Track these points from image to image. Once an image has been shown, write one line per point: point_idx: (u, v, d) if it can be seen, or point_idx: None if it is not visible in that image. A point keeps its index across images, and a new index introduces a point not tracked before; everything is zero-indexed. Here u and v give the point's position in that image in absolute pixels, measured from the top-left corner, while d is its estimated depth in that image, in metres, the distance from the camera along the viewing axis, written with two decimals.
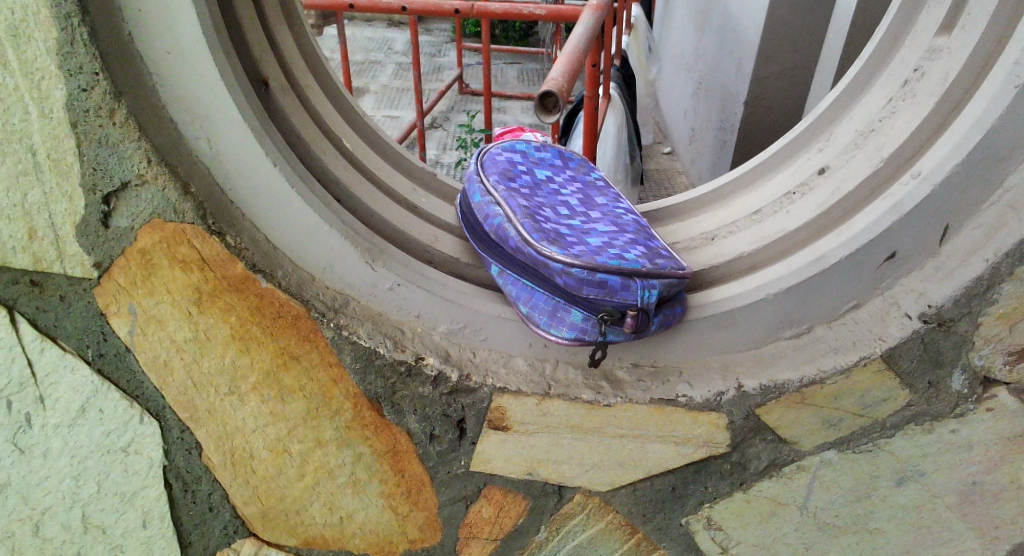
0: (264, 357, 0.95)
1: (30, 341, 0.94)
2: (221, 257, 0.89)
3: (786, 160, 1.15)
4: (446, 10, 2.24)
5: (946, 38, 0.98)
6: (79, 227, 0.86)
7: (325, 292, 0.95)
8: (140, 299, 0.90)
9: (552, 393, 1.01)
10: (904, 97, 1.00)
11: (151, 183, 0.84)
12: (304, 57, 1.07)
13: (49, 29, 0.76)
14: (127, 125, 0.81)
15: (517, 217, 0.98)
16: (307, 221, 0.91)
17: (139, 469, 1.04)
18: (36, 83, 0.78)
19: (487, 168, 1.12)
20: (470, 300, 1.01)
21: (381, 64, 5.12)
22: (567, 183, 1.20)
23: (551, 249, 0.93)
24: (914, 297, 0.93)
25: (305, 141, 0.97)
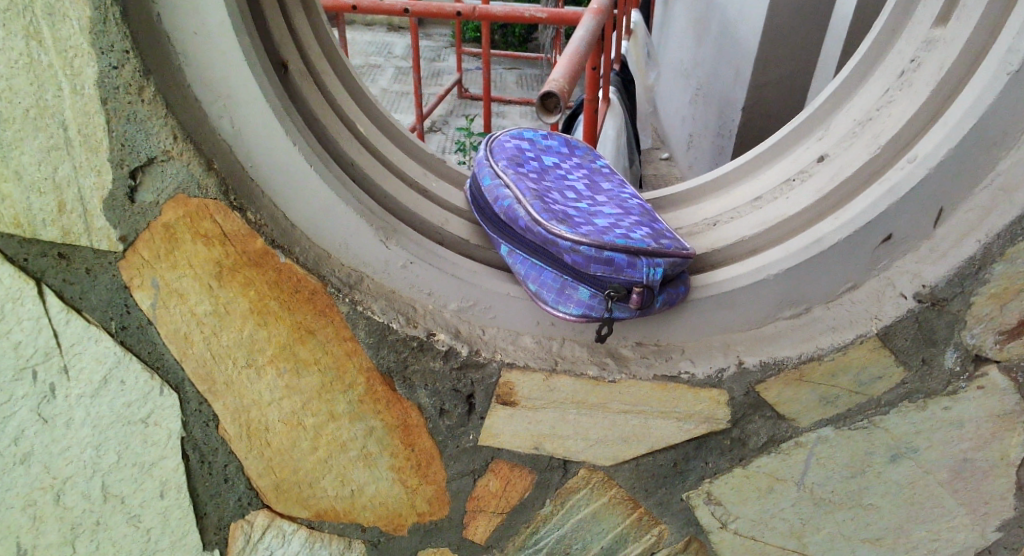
0: (281, 331, 0.99)
1: (55, 313, 0.96)
2: (242, 233, 0.92)
3: (788, 151, 1.19)
4: (449, 12, 2.28)
5: (941, 30, 1.02)
6: (106, 201, 0.89)
7: (341, 269, 0.98)
8: (163, 273, 0.94)
9: (559, 368, 1.05)
10: (901, 87, 1.04)
11: (177, 159, 0.88)
12: (321, 43, 1.11)
13: (83, 8, 0.78)
14: (155, 102, 0.84)
15: (525, 199, 1.02)
16: (323, 199, 0.94)
17: (157, 441, 1.07)
18: (69, 60, 0.81)
19: (496, 154, 1.16)
20: (479, 278, 1.05)
21: (380, 67, 5.19)
22: (572, 169, 1.23)
23: (559, 229, 0.96)
24: (909, 277, 0.97)
25: (323, 125, 1.01)
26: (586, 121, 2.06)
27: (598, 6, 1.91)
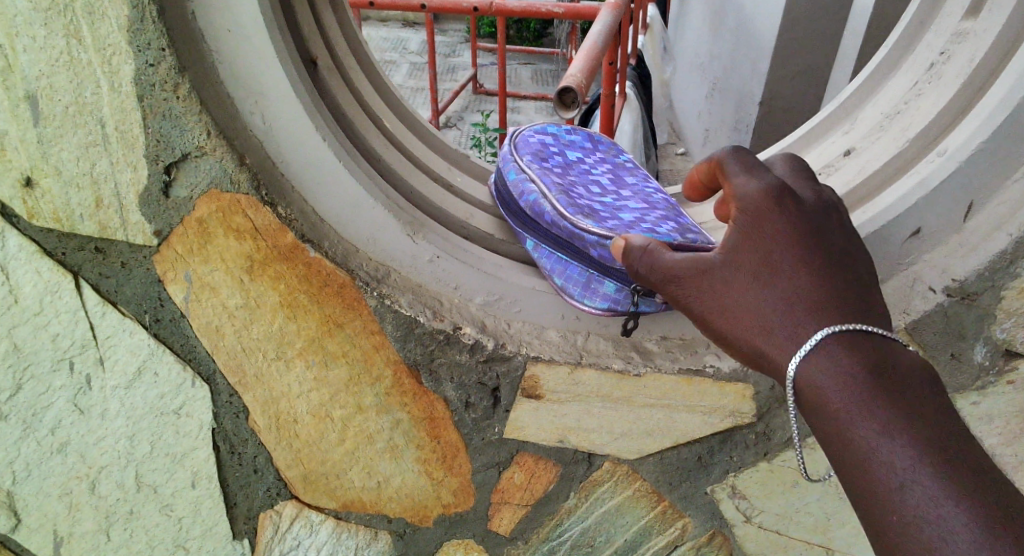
0: (310, 324, 1.00)
1: (91, 306, 0.98)
2: (272, 228, 0.94)
3: (814, 144, 1.19)
4: (466, 9, 2.30)
5: (972, 21, 1.01)
6: (142, 196, 0.90)
7: (369, 263, 1.00)
8: (196, 267, 0.95)
9: (584, 362, 1.06)
10: (930, 80, 1.03)
11: (211, 155, 0.89)
12: (348, 39, 1.12)
13: (121, 7, 0.79)
14: (190, 98, 0.86)
15: (551, 194, 1.03)
16: (352, 194, 0.96)
17: (189, 432, 1.09)
18: (106, 58, 0.82)
19: (521, 149, 1.17)
20: (505, 273, 1.06)
21: (397, 64, 5.20)
22: (596, 165, 1.24)
23: (585, 224, 0.97)
24: (938, 272, 0.96)
25: (351, 120, 1.03)
26: (604, 115, 2.06)
27: (615, 1, 1.91)
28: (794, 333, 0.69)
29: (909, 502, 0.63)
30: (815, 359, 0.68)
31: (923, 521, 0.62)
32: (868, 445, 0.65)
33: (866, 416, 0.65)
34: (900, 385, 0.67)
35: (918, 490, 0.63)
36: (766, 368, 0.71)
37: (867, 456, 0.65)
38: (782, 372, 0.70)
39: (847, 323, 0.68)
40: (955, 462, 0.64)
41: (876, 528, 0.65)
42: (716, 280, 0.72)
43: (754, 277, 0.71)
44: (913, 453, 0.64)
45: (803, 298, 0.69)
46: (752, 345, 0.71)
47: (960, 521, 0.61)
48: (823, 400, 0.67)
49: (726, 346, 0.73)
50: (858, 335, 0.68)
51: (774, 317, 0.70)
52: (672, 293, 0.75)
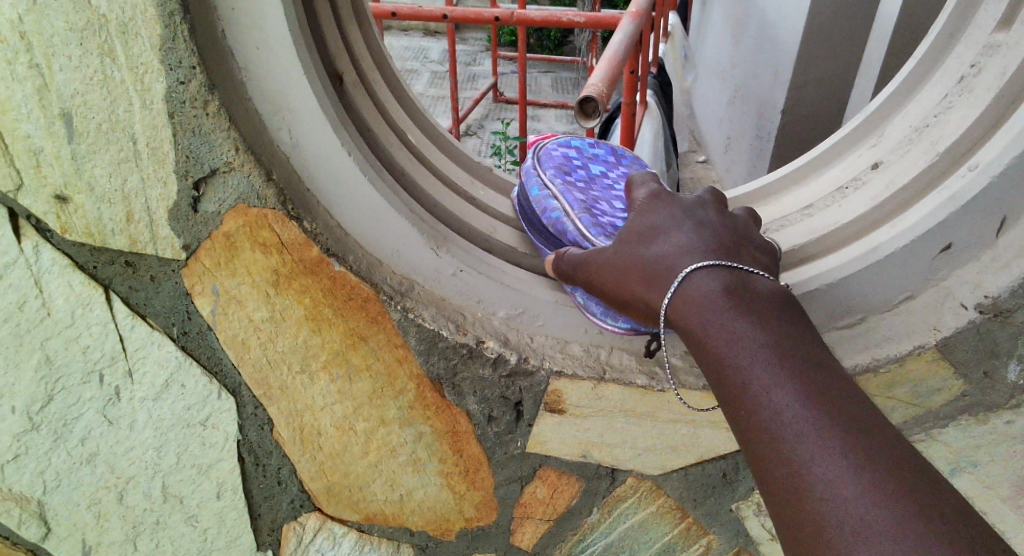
0: (334, 338, 1.01)
1: (121, 319, 1.00)
2: (298, 242, 0.94)
3: (811, 177, 1.21)
4: (485, 18, 2.30)
5: (1004, 33, 0.99)
6: (171, 211, 0.92)
7: (393, 276, 1.01)
8: (223, 280, 0.97)
9: (607, 377, 1.05)
10: (960, 93, 1.02)
11: (238, 170, 0.90)
12: (373, 53, 1.13)
13: (154, 27, 0.80)
14: (219, 115, 0.87)
15: (573, 214, 1.04)
16: (377, 209, 0.96)
17: (215, 443, 1.10)
18: (139, 76, 0.83)
19: (544, 163, 1.18)
20: (527, 287, 1.07)
21: (418, 73, 5.25)
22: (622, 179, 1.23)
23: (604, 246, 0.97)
24: (970, 288, 0.94)
25: (376, 135, 1.03)
26: (625, 124, 2.06)
27: (636, 10, 1.91)
28: (668, 274, 0.81)
29: (764, 402, 0.68)
30: (691, 288, 0.78)
31: (777, 420, 0.66)
32: (728, 349, 0.72)
33: (734, 335, 0.72)
34: (761, 309, 0.75)
35: (772, 393, 0.68)
36: (653, 313, 0.82)
37: (731, 362, 0.71)
38: (661, 308, 0.80)
39: (716, 265, 0.78)
40: (812, 373, 0.68)
41: (745, 437, 0.69)
42: (617, 258, 0.88)
43: (642, 244, 0.86)
44: (771, 362, 0.69)
45: (683, 243, 0.82)
46: (640, 294, 0.83)
47: (808, 429, 0.65)
48: (693, 322, 0.76)
49: (627, 305, 0.86)
50: (730, 277, 0.78)
51: (670, 261, 0.81)
52: (593, 275, 0.91)
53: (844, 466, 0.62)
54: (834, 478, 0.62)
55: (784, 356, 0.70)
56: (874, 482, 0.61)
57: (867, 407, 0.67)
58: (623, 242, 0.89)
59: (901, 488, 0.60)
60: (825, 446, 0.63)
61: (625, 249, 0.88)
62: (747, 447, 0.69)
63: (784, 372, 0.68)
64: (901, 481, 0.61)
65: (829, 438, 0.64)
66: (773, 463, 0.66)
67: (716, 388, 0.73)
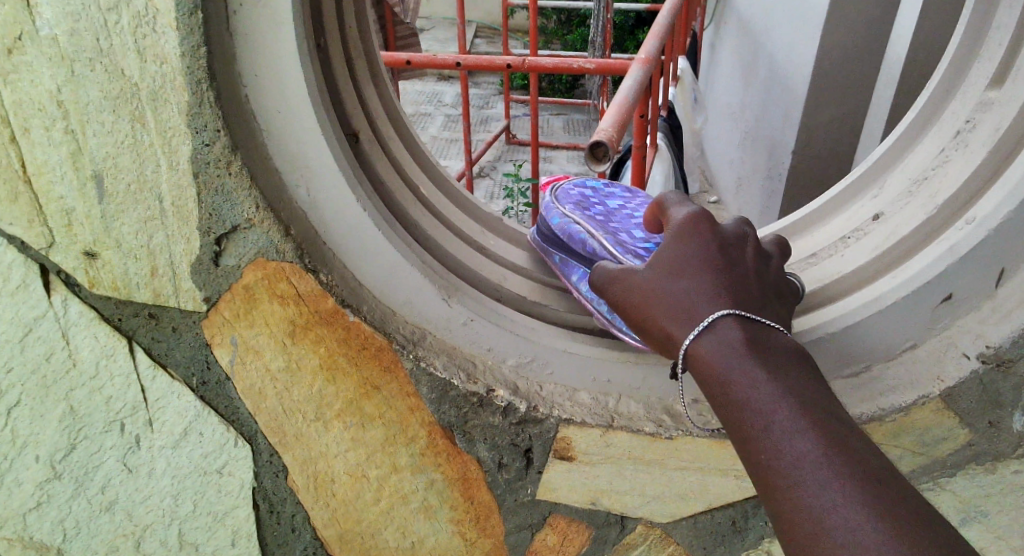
0: (348, 386, 1.04)
1: (143, 369, 1.03)
2: (314, 293, 0.98)
3: (803, 231, 1.24)
4: (498, 64, 2.37)
5: (997, 91, 1.03)
6: (193, 265, 0.96)
7: (405, 326, 1.03)
8: (241, 331, 1.00)
9: (615, 425, 1.07)
10: (957, 147, 1.05)
11: (258, 227, 0.94)
12: (387, 109, 1.18)
13: (182, 94, 0.85)
14: (241, 174, 0.91)
15: (597, 235, 1.11)
16: (391, 262, 0.99)
17: (230, 491, 1.12)
18: (167, 139, 0.87)
19: (564, 200, 1.26)
20: (536, 336, 1.09)
21: (430, 117, 5.36)
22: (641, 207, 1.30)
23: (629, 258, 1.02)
24: (972, 338, 0.96)
25: (390, 190, 1.07)
26: (635, 165, 2.10)
27: (644, 56, 1.96)
28: (689, 312, 0.80)
29: (783, 446, 0.68)
30: (712, 330, 0.78)
31: (795, 465, 0.67)
32: (748, 392, 0.72)
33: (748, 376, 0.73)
34: (779, 356, 0.75)
35: (793, 438, 0.68)
36: (671, 348, 0.81)
37: (750, 406, 0.71)
38: (680, 346, 0.80)
39: (738, 311, 0.78)
40: (828, 421, 0.69)
41: (759, 476, 0.70)
42: (637, 284, 0.86)
43: (667, 275, 0.84)
44: (793, 410, 0.70)
45: (707, 284, 0.81)
46: (660, 327, 0.82)
47: (829, 477, 0.65)
48: (713, 363, 0.76)
49: (645, 333, 0.85)
50: (752, 323, 0.78)
51: (692, 300, 0.80)
52: (616, 297, 0.89)
53: (862, 515, 0.63)
54: (851, 525, 0.63)
55: (801, 400, 0.71)
56: (892, 532, 0.62)
57: (882, 459, 0.67)
58: (647, 269, 0.87)
59: (917, 537, 0.61)
60: (844, 494, 0.64)
61: (650, 278, 0.85)
62: (760, 487, 0.70)
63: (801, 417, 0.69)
64: (917, 532, 0.61)
65: (847, 486, 0.64)
66: (789, 507, 0.66)
67: (729, 429, 0.74)
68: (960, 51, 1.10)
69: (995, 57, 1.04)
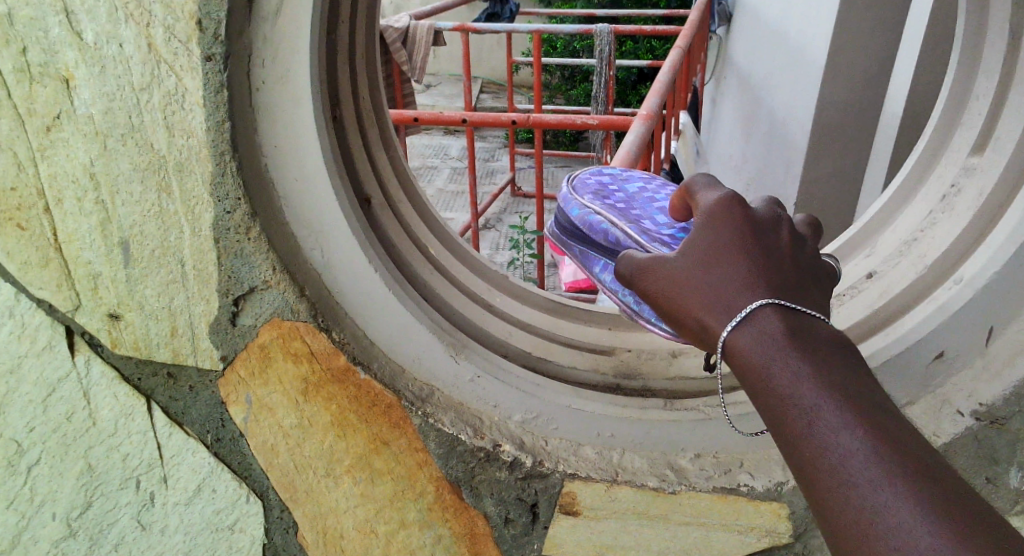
0: (359, 442, 1.06)
1: (160, 427, 1.07)
2: (327, 351, 1.01)
3: None
4: (503, 121, 2.46)
5: (979, 157, 1.08)
6: (211, 325, 1.00)
7: (414, 383, 1.06)
8: (256, 389, 1.04)
9: (620, 479, 1.09)
10: (944, 210, 1.10)
11: (275, 288, 0.98)
12: (398, 173, 1.24)
13: (206, 165, 0.90)
14: (260, 239, 0.95)
15: (621, 221, 1.03)
16: (401, 321, 1.03)
17: (241, 547, 1.14)
18: (191, 207, 0.92)
19: (581, 190, 1.16)
20: (545, 392, 1.11)
21: (437, 171, 5.47)
22: (662, 192, 1.17)
23: (661, 243, 0.94)
24: (965, 395, 0.98)
25: (400, 251, 1.12)
26: None
27: (647, 111, 2.03)
28: (729, 306, 0.71)
29: (831, 447, 0.62)
30: (751, 322, 0.70)
31: (844, 468, 0.61)
32: (792, 389, 0.65)
33: (793, 371, 0.65)
34: (824, 348, 0.68)
35: (841, 438, 0.62)
36: (706, 340, 0.73)
37: (794, 404, 0.65)
38: (716, 338, 0.72)
39: (780, 299, 0.70)
40: (881, 419, 0.62)
41: (805, 478, 0.63)
42: (668, 272, 0.78)
43: (701, 264, 0.75)
44: (841, 408, 0.63)
45: (747, 272, 0.72)
46: (694, 319, 0.74)
47: (882, 478, 0.59)
48: (751, 358, 0.68)
49: (678, 324, 0.77)
50: (794, 312, 0.70)
51: (730, 289, 0.72)
52: (646, 288, 0.80)
53: (920, 522, 0.57)
54: (908, 534, 0.57)
55: (850, 397, 0.64)
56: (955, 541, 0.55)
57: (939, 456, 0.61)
58: (679, 256, 0.78)
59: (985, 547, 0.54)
60: (899, 499, 0.58)
61: (684, 268, 0.76)
62: (805, 489, 0.64)
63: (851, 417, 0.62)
64: (985, 541, 0.55)
65: (903, 491, 0.58)
66: (837, 512, 0.60)
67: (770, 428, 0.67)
68: (939, 124, 1.18)
69: (975, 126, 1.10)
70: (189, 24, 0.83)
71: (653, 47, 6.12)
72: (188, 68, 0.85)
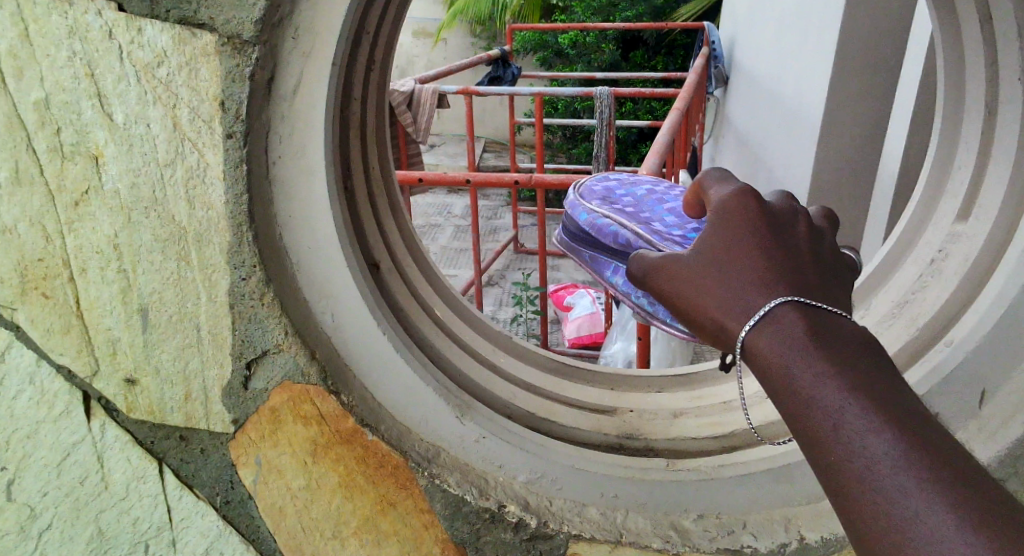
0: (365, 504, 1.07)
1: (171, 490, 1.10)
2: (335, 413, 1.04)
3: None
4: (506, 181, 2.52)
5: (963, 224, 1.13)
6: (224, 389, 1.03)
7: (421, 444, 1.08)
8: (266, 451, 1.06)
9: (623, 540, 1.09)
10: (932, 274, 1.14)
11: (286, 351, 1.01)
12: (405, 237, 1.29)
13: (223, 234, 0.94)
14: (273, 304, 0.98)
15: (631, 223, 1.13)
16: (408, 383, 1.06)
17: None
18: (208, 273, 0.96)
19: (589, 197, 1.28)
20: (546, 452, 1.12)
21: (440, 228, 5.57)
22: (665, 192, 1.27)
23: (671, 243, 1.03)
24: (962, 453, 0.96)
25: (408, 313, 1.16)
26: None
27: (648, 171, 2.10)
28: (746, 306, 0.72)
29: (858, 450, 0.62)
30: (770, 323, 0.70)
31: (871, 472, 0.62)
32: (815, 391, 0.66)
33: (815, 374, 0.66)
34: (845, 346, 0.68)
35: (868, 441, 0.62)
36: (723, 340, 0.74)
37: (818, 406, 0.65)
38: (735, 339, 0.73)
39: (798, 297, 0.71)
40: (908, 420, 0.63)
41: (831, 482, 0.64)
42: (685, 274, 0.79)
43: (716, 263, 0.77)
44: (865, 410, 0.63)
45: (762, 272, 0.73)
46: (710, 319, 0.75)
47: (909, 482, 0.60)
48: (772, 360, 0.69)
49: (694, 325, 0.78)
50: (814, 311, 0.71)
51: (747, 290, 0.73)
52: (661, 288, 0.82)
53: (953, 526, 0.58)
54: (939, 536, 0.58)
55: (875, 398, 0.64)
56: (988, 543, 0.56)
57: (966, 457, 0.62)
58: (694, 256, 0.79)
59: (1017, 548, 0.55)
60: (928, 504, 0.59)
61: (697, 264, 0.78)
62: (830, 489, 0.65)
63: (877, 420, 0.63)
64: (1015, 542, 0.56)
65: (930, 490, 0.59)
66: (866, 515, 0.62)
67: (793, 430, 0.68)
68: (926, 193, 1.24)
69: (958, 194, 1.15)
70: (212, 105, 0.88)
71: (651, 107, 6.28)
72: (209, 144, 0.90)
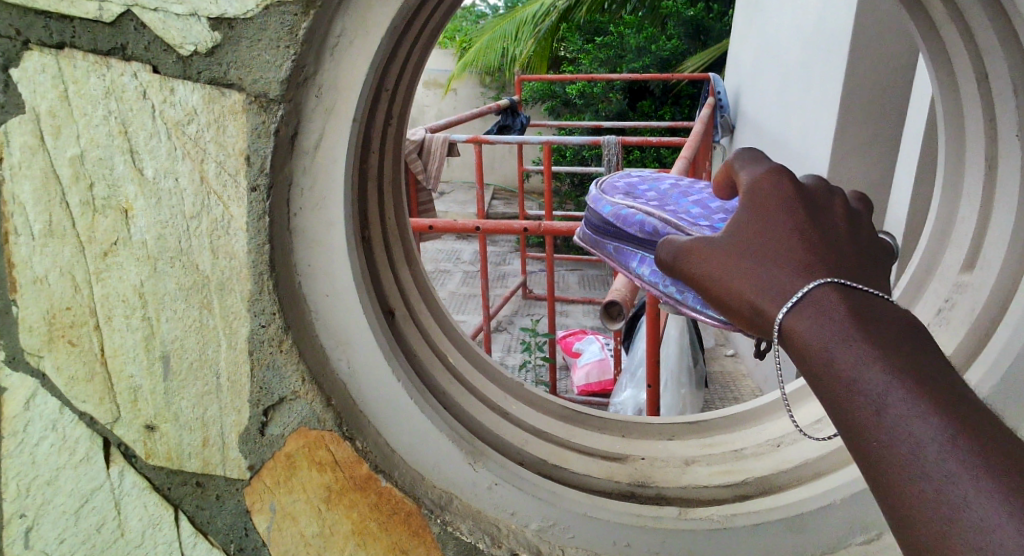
0: (378, 551, 1.08)
1: (186, 536, 1.11)
2: (351, 459, 1.05)
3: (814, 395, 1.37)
4: (516, 228, 2.55)
5: (968, 274, 1.15)
6: (242, 435, 1.05)
7: (433, 490, 1.09)
8: (280, 497, 1.07)
9: None
10: (939, 323, 1.15)
11: (303, 398, 1.03)
12: (419, 284, 1.32)
13: (245, 283, 0.97)
14: (291, 351, 1.00)
15: (657, 212, 1.16)
16: (422, 430, 1.07)
17: None
18: (229, 321, 0.99)
19: (612, 192, 1.31)
20: (560, 498, 1.11)
21: (449, 274, 5.62)
22: (687, 188, 1.31)
23: (702, 228, 1.06)
24: None
25: (422, 360, 1.18)
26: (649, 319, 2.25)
27: None
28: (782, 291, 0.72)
29: (902, 434, 0.62)
30: (808, 308, 0.70)
31: (918, 459, 0.62)
32: (857, 375, 0.66)
33: (857, 360, 0.66)
34: (886, 327, 0.68)
35: (912, 426, 0.62)
36: (760, 324, 0.74)
37: (861, 391, 0.65)
38: (772, 322, 0.73)
39: (836, 280, 0.71)
40: (954, 403, 0.63)
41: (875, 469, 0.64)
42: (717, 260, 0.80)
43: (749, 248, 0.78)
44: (910, 395, 0.63)
45: (797, 258, 0.74)
46: (745, 303, 0.76)
47: (957, 470, 0.60)
48: (814, 345, 0.69)
49: (727, 310, 0.78)
50: (853, 293, 0.70)
51: (783, 276, 0.73)
52: (690, 271, 0.83)
53: (1004, 516, 0.58)
54: (989, 524, 0.58)
55: (919, 382, 0.64)
56: None
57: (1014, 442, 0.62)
58: (726, 239, 0.80)
59: None
60: (978, 494, 0.59)
61: (730, 246, 0.79)
62: (873, 477, 0.65)
63: (923, 406, 0.62)
64: None
65: (981, 477, 0.59)
66: (913, 502, 0.62)
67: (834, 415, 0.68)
68: (932, 243, 1.26)
69: (963, 244, 1.17)
70: (238, 159, 0.92)
71: (658, 155, 6.37)
72: (234, 198, 0.93)
